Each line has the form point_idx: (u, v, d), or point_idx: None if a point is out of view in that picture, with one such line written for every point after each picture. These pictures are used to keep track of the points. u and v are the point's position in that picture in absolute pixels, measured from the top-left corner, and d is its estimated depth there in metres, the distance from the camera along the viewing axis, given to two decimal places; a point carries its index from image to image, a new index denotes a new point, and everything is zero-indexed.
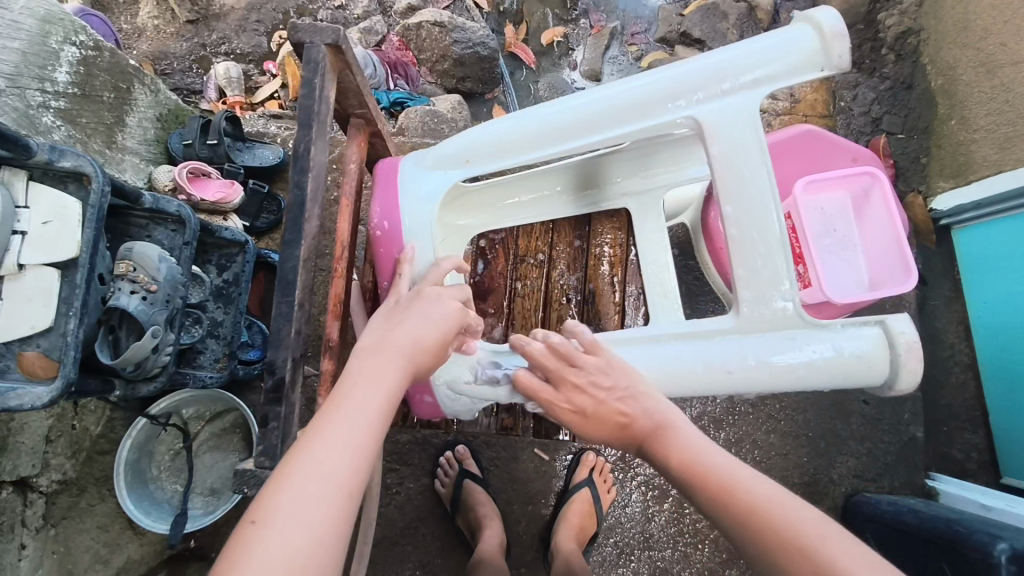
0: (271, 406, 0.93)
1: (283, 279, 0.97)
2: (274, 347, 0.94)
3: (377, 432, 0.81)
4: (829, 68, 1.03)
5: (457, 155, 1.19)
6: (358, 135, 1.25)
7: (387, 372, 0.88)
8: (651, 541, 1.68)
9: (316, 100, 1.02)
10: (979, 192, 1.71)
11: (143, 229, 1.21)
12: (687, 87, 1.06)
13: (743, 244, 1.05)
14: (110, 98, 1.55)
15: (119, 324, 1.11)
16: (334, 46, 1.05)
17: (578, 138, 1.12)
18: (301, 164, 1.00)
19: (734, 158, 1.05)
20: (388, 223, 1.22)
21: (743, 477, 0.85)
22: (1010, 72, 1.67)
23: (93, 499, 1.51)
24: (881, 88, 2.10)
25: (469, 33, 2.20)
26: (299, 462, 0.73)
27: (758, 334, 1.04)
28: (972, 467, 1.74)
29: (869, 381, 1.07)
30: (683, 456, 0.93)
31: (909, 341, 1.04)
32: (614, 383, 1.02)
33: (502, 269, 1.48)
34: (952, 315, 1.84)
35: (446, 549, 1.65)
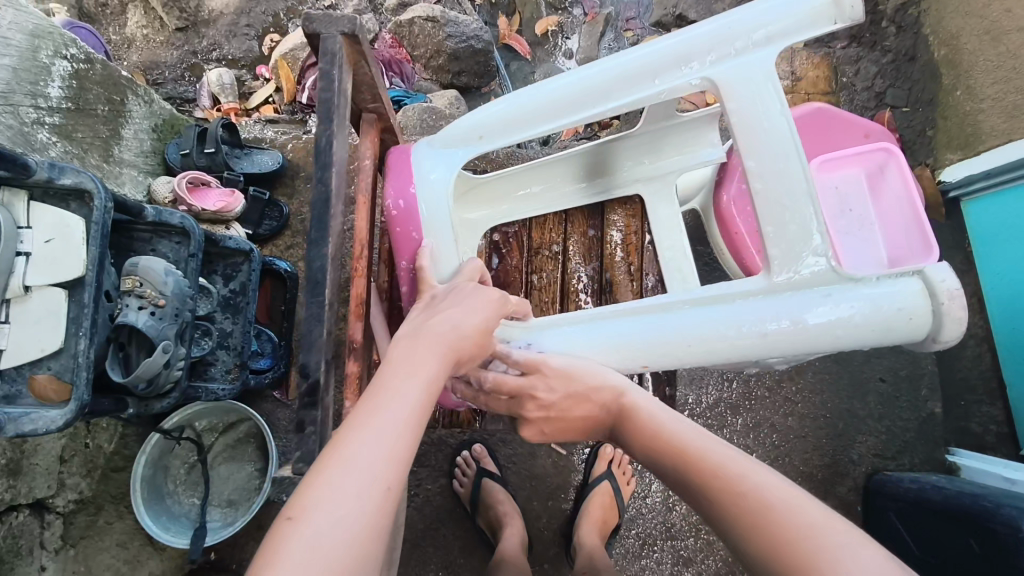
0: (307, 411, 0.91)
1: (312, 278, 0.94)
2: (308, 349, 0.92)
3: (416, 424, 0.79)
4: (841, 20, 0.97)
5: (469, 131, 1.16)
6: (371, 131, 1.22)
7: (422, 360, 0.86)
8: (672, 530, 1.67)
9: (335, 93, 0.98)
10: (990, 161, 1.68)
11: (147, 242, 1.19)
12: (700, 49, 1.02)
13: (769, 199, 1.01)
14: (104, 111, 1.53)
15: (128, 341, 1.08)
16: (351, 35, 1.01)
17: (588, 107, 1.08)
18: (324, 160, 0.97)
19: (753, 117, 1.01)
20: (404, 202, 1.19)
21: (699, 452, 0.86)
22: (1015, 38, 1.65)
23: (111, 517, 1.51)
24: (883, 62, 2.07)
25: (462, 26, 2.18)
26: (339, 458, 0.72)
27: (791, 294, 1.01)
28: (991, 440, 1.73)
29: (912, 337, 1.03)
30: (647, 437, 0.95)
31: (950, 290, 1.00)
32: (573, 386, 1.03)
33: (517, 264, 1.43)
34: (965, 287, 1.83)
35: (468, 549, 1.64)
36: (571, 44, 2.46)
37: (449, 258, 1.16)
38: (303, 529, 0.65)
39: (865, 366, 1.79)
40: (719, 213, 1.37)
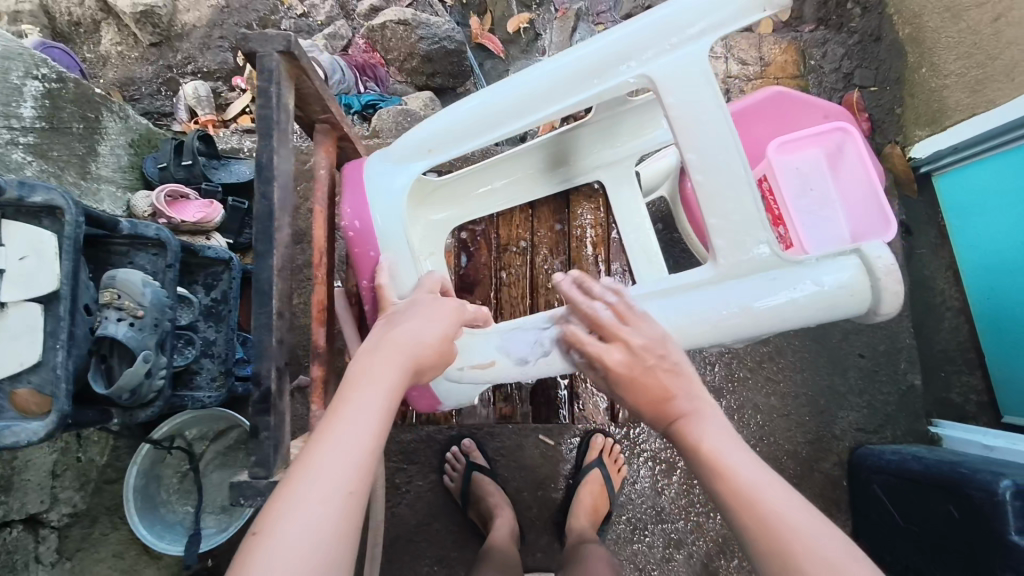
0: (262, 416, 0.91)
1: (258, 290, 0.91)
2: (256, 358, 0.90)
3: (380, 433, 0.81)
4: (770, 10, 0.95)
5: (417, 146, 1.09)
6: (324, 141, 1.17)
7: (383, 368, 0.87)
8: (662, 514, 1.70)
9: (275, 109, 0.94)
10: (956, 137, 1.72)
11: (124, 255, 1.20)
12: (636, 47, 0.97)
13: (711, 191, 1.00)
14: (79, 129, 1.55)
15: (109, 353, 1.11)
16: (287, 53, 0.96)
17: (527, 114, 1.03)
18: (265, 175, 0.93)
19: (691, 112, 0.98)
20: (360, 222, 1.13)
21: (775, 495, 0.78)
22: (975, 15, 1.68)
23: (106, 527, 1.54)
24: (849, 43, 2.07)
25: (435, 28, 2.19)
26: (304, 469, 0.74)
27: (739, 279, 1.02)
28: (972, 409, 1.80)
29: (854, 310, 1.04)
30: (714, 447, 0.85)
31: (886, 265, 1.01)
32: (665, 353, 0.96)
33: (487, 260, 1.43)
34: (940, 262, 1.90)
35: (461, 542, 1.67)
36: (544, 41, 2.44)
37: (409, 273, 1.13)
38: (268, 537, 0.69)
39: (844, 343, 1.81)
40: (685, 201, 1.38)
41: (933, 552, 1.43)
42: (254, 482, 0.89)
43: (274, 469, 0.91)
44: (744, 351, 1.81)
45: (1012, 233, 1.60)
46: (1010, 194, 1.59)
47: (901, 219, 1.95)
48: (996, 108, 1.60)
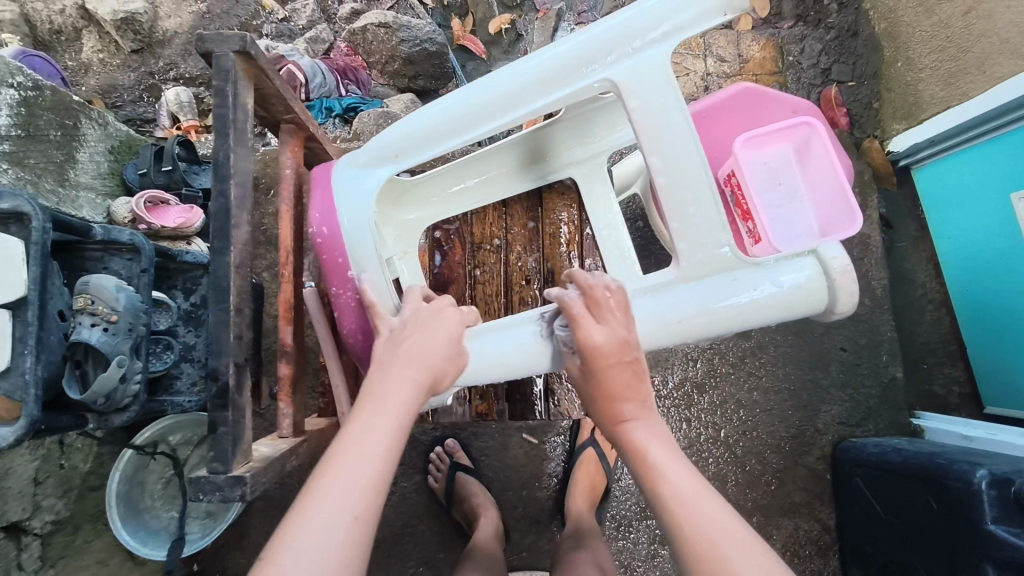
0: (218, 412, 0.89)
1: (217, 287, 0.90)
2: (214, 355, 0.89)
3: (387, 456, 0.83)
4: (732, 12, 0.94)
5: (383, 152, 1.08)
6: (290, 141, 1.17)
7: (397, 387, 0.90)
8: (647, 510, 1.71)
9: (231, 108, 0.94)
10: (931, 131, 1.74)
11: (98, 261, 1.21)
12: (599, 50, 0.97)
13: (674, 192, 0.99)
14: (56, 136, 1.55)
15: (84, 359, 1.12)
16: (243, 52, 0.95)
17: (493, 119, 1.03)
18: (222, 171, 0.93)
19: (654, 113, 0.97)
20: (328, 228, 1.10)
21: (708, 506, 0.82)
22: (945, 8, 1.71)
23: (89, 535, 1.56)
24: (827, 38, 2.08)
25: (415, 30, 2.20)
26: (312, 497, 0.77)
27: (701, 280, 1.02)
28: (954, 400, 1.82)
29: (813, 309, 1.05)
30: (658, 457, 0.89)
31: (842, 265, 1.02)
32: (634, 356, 0.97)
33: (460, 259, 1.43)
34: (920, 255, 1.92)
35: (446, 543, 1.68)
36: (525, 42, 2.44)
37: (378, 280, 1.09)
38: (276, 564, 0.71)
39: (826, 337, 1.82)
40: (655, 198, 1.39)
41: (912, 542, 1.43)
42: (212, 477, 0.86)
43: (233, 462, 0.88)
44: (726, 346, 1.82)
45: (987, 223, 1.63)
46: (985, 185, 1.61)
47: (883, 213, 1.96)
48: (968, 100, 1.62)
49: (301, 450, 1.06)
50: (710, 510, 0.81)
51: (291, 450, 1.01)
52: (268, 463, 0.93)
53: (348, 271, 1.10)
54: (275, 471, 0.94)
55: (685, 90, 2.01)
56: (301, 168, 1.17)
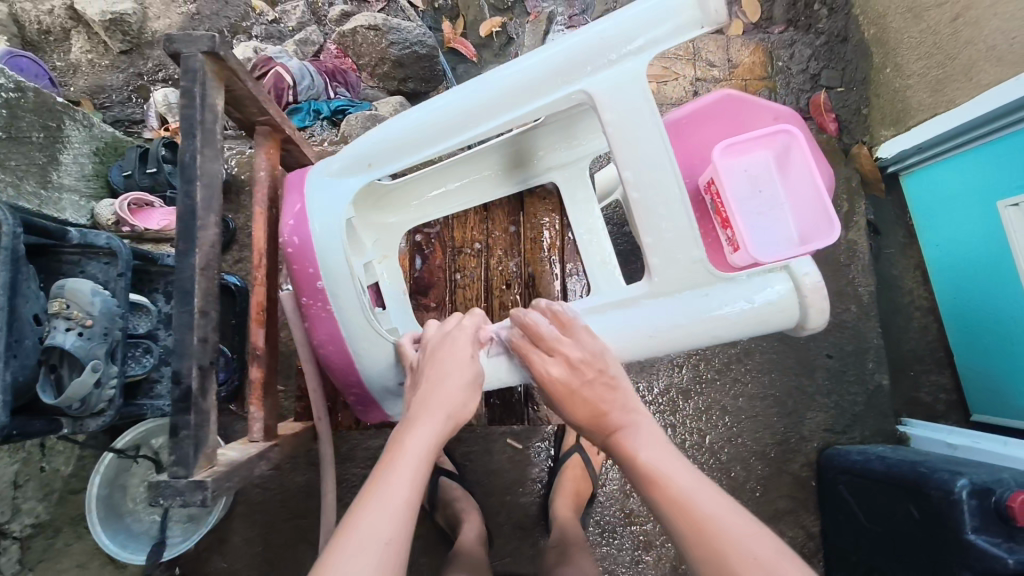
0: (180, 416, 0.89)
1: (181, 289, 0.91)
2: (176, 357, 0.90)
3: (415, 486, 0.85)
4: (708, 25, 0.93)
5: (358, 160, 1.08)
6: (265, 144, 1.15)
7: (425, 422, 0.93)
8: (631, 516, 1.70)
9: (199, 109, 0.95)
10: (918, 138, 1.74)
11: (76, 264, 1.20)
12: (574, 62, 0.96)
13: (648, 205, 0.99)
14: (39, 138, 1.53)
15: (59, 362, 1.11)
16: (212, 54, 0.96)
17: (468, 130, 1.03)
18: (189, 173, 0.94)
19: (628, 126, 0.97)
20: (300, 238, 1.08)
21: (698, 493, 0.87)
22: (934, 14, 1.70)
23: (69, 538, 1.56)
24: (817, 44, 2.07)
25: (406, 33, 2.19)
26: (348, 529, 0.79)
27: (673, 293, 1.02)
28: (941, 408, 1.82)
29: (786, 323, 1.06)
30: (648, 456, 0.93)
31: (814, 283, 1.02)
32: (603, 365, 1.02)
33: (441, 262, 1.43)
34: (908, 261, 1.92)
35: (429, 547, 1.68)
36: (515, 45, 2.43)
37: (349, 289, 1.08)
38: None
39: (812, 344, 1.82)
40: None
41: (894, 551, 1.43)
42: (173, 481, 0.86)
43: (196, 466, 0.88)
44: (713, 352, 1.81)
45: (973, 230, 1.63)
46: (972, 192, 1.61)
47: (872, 219, 1.95)
48: (955, 107, 1.62)
49: (271, 455, 1.05)
50: (699, 496, 0.86)
51: (259, 455, 1.01)
52: (233, 467, 0.93)
53: (319, 281, 1.09)
54: (240, 475, 0.94)
55: (674, 94, 2.00)
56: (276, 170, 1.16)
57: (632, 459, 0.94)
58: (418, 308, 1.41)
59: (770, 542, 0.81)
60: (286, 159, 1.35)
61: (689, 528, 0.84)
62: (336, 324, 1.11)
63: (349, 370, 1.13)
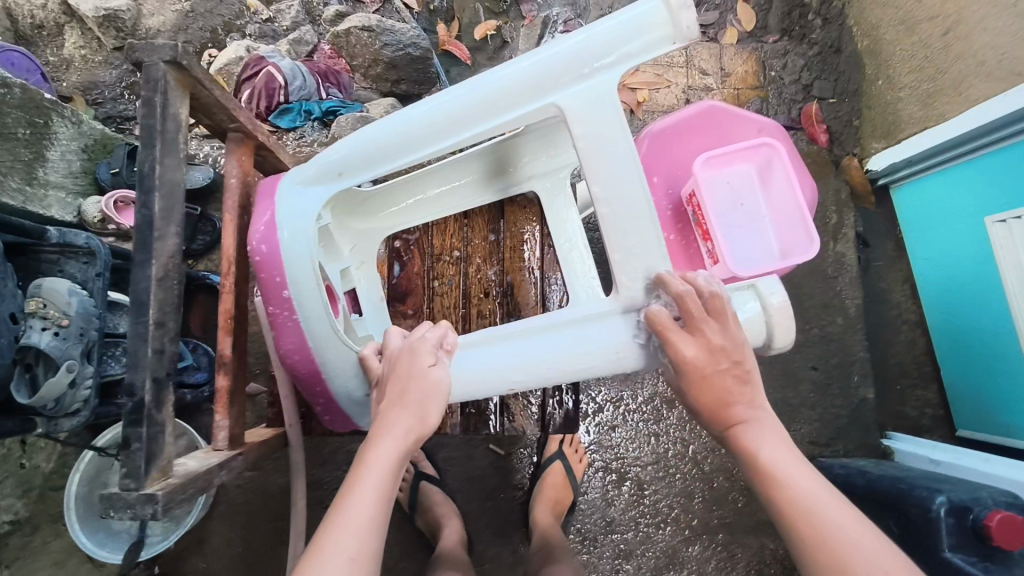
0: (131, 429, 0.88)
1: (136, 300, 0.91)
2: (130, 368, 0.90)
3: (381, 501, 0.85)
4: (679, 40, 0.93)
5: (329, 170, 1.08)
6: (237, 149, 1.16)
7: (391, 434, 0.91)
8: (612, 524, 1.70)
9: (158, 118, 0.95)
10: (907, 151, 1.74)
11: (54, 263, 1.20)
12: (546, 75, 0.96)
13: (615, 222, 0.98)
14: (25, 134, 1.52)
15: (35, 361, 1.10)
16: (174, 62, 0.95)
17: (439, 141, 1.03)
18: (147, 183, 0.94)
19: (598, 141, 0.97)
20: (267, 246, 1.07)
21: (823, 502, 0.81)
22: (926, 28, 1.70)
23: (48, 535, 1.56)
24: (810, 54, 2.08)
25: (399, 35, 2.17)
26: (316, 553, 0.79)
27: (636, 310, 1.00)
28: (927, 423, 1.81)
29: (750, 345, 1.02)
30: (771, 458, 0.86)
31: (779, 303, 1.00)
32: (736, 357, 0.92)
33: (419, 269, 1.43)
34: (897, 274, 1.92)
35: (409, 552, 1.67)
36: (510, 48, 2.43)
37: (315, 298, 1.08)
38: None
39: (797, 356, 1.81)
40: None
41: None
42: (124, 494, 0.84)
43: (147, 480, 0.87)
44: None
45: (961, 246, 1.62)
46: (958, 209, 1.61)
47: (860, 231, 1.95)
48: (945, 122, 1.62)
49: (233, 464, 1.05)
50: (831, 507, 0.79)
51: (221, 464, 1.01)
52: (189, 478, 0.92)
53: (284, 290, 1.08)
54: (197, 486, 0.94)
55: (666, 102, 2.01)
56: (249, 177, 1.17)
57: (752, 458, 0.87)
58: (395, 315, 1.41)
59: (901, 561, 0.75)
60: (262, 164, 1.35)
61: (814, 538, 0.78)
62: (301, 334, 1.10)
63: (314, 379, 1.13)
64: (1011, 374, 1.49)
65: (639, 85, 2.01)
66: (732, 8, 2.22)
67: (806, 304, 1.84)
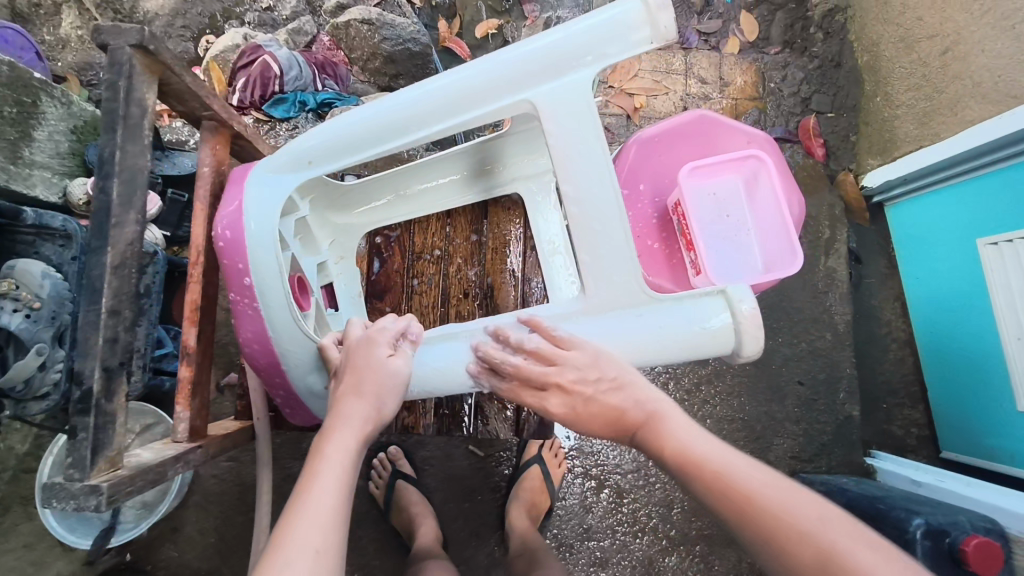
0: (79, 417, 0.87)
1: (90, 287, 0.90)
2: (80, 357, 0.88)
3: (343, 493, 0.83)
4: (657, 41, 0.91)
5: (297, 158, 1.07)
6: (211, 138, 1.15)
7: (345, 428, 0.90)
8: (590, 531, 1.68)
9: (121, 103, 0.94)
10: (902, 169, 1.73)
11: (31, 244, 1.20)
12: (520, 72, 0.95)
13: (585, 222, 0.96)
14: (10, 113, 1.50)
15: (4, 344, 1.10)
16: (140, 46, 0.94)
17: (412, 131, 1.01)
18: (106, 168, 0.93)
19: (570, 140, 0.96)
20: (231, 232, 1.06)
21: (746, 470, 0.82)
22: (925, 46, 1.70)
23: (18, 518, 1.54)
24: (810, 67, 2.06)
25: (399, 29, 2.15)
26: (280, 547, 0.75)
27: (607, 312, 1.00)
28: (912, 442, 1.79)
29: (717, 353, 1.01)
30: (680, 445, 0.88)
31: (748, 311, 0.98)
32: (600, 375, 0.94)
33: (398, 266, 1.40)
34: (888, 292, 1.90)
35: (383, 551, 1.65)
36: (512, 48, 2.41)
37: (275, 287, 1.06)
38: None
39: (784, 369, 1.80)
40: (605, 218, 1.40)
41: None
42: (67, 485, 0.83)
43: (93, 472, 0.86)
44: (683, 371, 1.79)
45: (952, 266, 1.61)
46: (949, 230, 1.61)
47: (853, 247, 1.94)
48: (941, 141, 1.60)
49: (192, 456, 1.03)
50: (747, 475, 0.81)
51: (178, 456, 0.99)
52: (139, 469, 0.90)
53: (246, 278, 1.07)
54: (150, 478, 0.92)
55: (664, 109, 2.00)
56: (223, 167, 1.17)
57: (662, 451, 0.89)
58: (373, 313, 1.38)
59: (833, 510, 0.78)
60: (240, 153, 1.34)
61: (746, 503, 0.79)
62: (260, 324, 1.09)
63: (274, 369, 1.13)
64: (996, 396, 1.48)
65: (637, 91, 2.00)
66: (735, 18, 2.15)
67: (795, 318, 1.83)
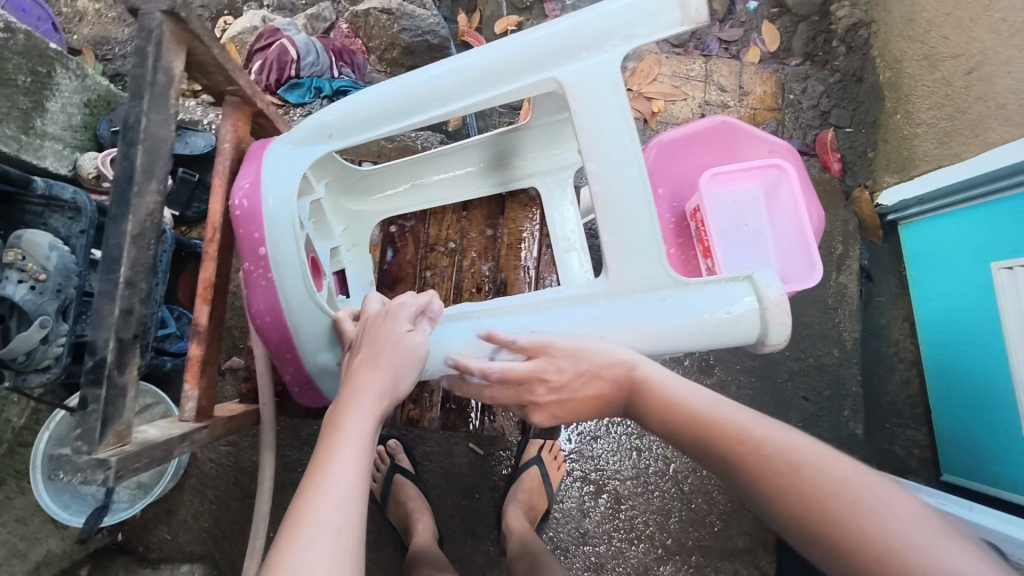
0: (89, 388, 0.85)
1: (108, 256, 0.88)
2: (93, 327, 0.87)
3: (364, 469, 0.80)
4: (686, 23, 0.90)
5: (319, 130, 1.07)
6: (233, 114, 1.14)
7: (364, 403, 0.87)
8: (586, 536, 1.67)
9: (148, 70, 0.92)
10: (919, 188, 1.72)
11: (38, 215, 1.19)
12: (548, 51, 0.94)
13: (610, 206, 0.96)
14: (25, 82, 1.48)
15: (7, 314, 1.09)
16: (171, 13, 0.93)
17: (435, 106, 1.00)
18: (131, 136, 0.91)
19: (596, 123, 0.95)
20: (249, 201, 1.04)
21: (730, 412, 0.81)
22: (949, 65, 1.69)
23: (12, 491, 1.49)
24: (829, 81, 2.05)
25: (419, 20, 2.16)
26: (301, 522, 0.71)
27: (630, 296, 0.98)
28: (914, 464, 1.77)
29: (743, 339, 1.00)
30: (665, 395, 0.88)
31: (775, 296, 0.97)
32: (576, 368, 0.94)
33: (411, 257, 1.39)
34: (898, 312, 1.89)
35: (377, 545, 1.63)
36: None
37: (292, 258, 1.05)
38: None
39: (789, 383, 1.78)
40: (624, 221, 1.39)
41: None
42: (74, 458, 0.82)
43: (101, 444, 0.84)
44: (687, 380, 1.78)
45: (964, 287, 1.59)
46: (963, 251, 1.59)
47: (865, 264, 1.93)
48: (961, 160, 1.59)
49: (197, 436, 1.02)
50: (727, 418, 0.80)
51: (183, 435, 0.98)
52: (146, 445, 0.89)
53: (261, 248, 1.05)
54: (155, 454, 0.90)
55: (681, 115, 1.98)
56: (242, 144, 1.15)
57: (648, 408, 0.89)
58: None
59: (806, 445, 0.74)
60: (257, 132, 1.32)
61: (734, 448, 0.77)
62: (274, 295, 1.06)
63: (284, 345, 1.10)
64: (1002, 422, 1.47)
65: (655, 95, 1.99)
66: (756, 27, 2.14)
67: (803, 332, 1.82)
